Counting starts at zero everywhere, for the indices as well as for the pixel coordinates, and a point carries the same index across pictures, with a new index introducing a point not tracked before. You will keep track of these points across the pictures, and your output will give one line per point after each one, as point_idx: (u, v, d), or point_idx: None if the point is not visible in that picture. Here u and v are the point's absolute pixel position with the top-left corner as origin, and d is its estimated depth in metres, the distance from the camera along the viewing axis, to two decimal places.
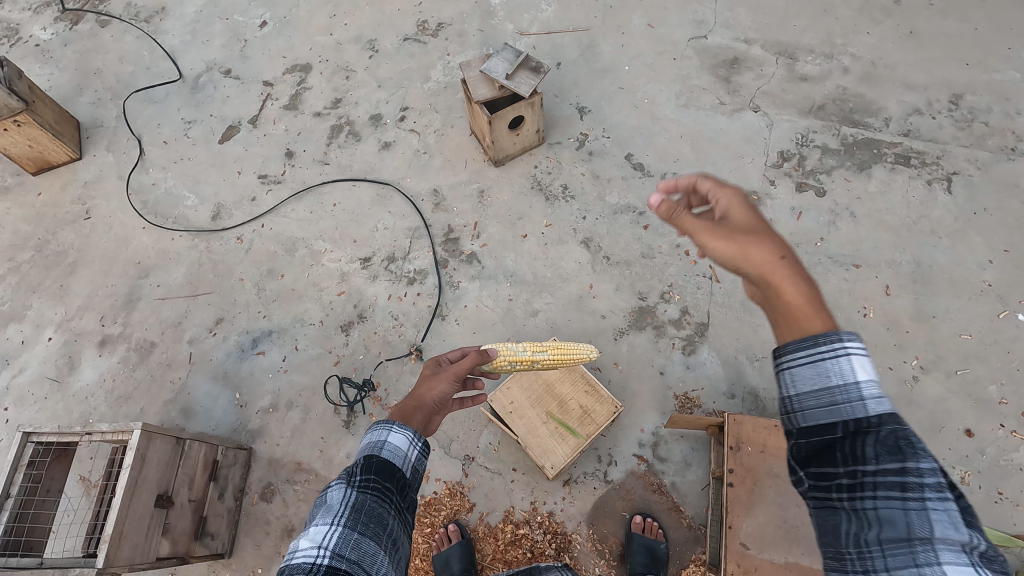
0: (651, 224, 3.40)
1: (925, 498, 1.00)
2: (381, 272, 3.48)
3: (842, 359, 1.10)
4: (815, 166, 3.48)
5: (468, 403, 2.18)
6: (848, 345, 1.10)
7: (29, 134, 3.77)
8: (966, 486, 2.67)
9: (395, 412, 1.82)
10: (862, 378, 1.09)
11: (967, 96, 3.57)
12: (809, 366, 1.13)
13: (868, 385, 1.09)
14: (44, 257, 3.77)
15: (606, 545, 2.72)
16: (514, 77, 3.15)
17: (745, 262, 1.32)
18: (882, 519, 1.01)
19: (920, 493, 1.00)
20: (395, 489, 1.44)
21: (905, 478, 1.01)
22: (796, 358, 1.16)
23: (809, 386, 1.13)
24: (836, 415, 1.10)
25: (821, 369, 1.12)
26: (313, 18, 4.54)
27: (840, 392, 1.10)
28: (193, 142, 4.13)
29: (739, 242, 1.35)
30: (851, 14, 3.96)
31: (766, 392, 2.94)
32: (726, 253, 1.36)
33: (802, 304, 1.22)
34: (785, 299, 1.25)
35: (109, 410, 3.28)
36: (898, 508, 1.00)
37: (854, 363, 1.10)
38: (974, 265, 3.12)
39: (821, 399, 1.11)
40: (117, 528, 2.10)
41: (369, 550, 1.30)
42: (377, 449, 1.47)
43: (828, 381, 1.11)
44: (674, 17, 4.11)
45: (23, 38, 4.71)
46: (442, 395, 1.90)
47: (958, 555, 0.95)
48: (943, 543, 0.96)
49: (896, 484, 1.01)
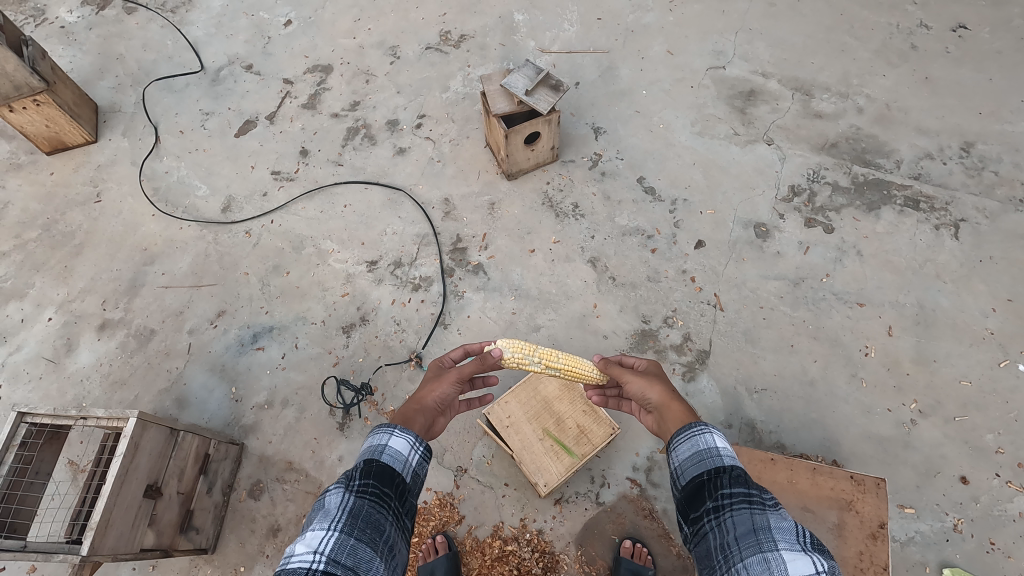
0: (659, 248, 3.42)
1: (767, 509, 1.30)
2: (386, 277, 3.49)
3: (706, 430, 1.52)
4: (825, 203, 3.51)
5: (475, 403, 2.22)
6: (710, 423, 1.54)
7: (47, 114, 3.80)
8: (958, 534, 2.66)
9: (398, 413, 1.82)
10: (721, 443, 1.49)
11: (979, 144, 3.62)
12: (686, 439, 1.54)
13: (726, 447, 1.48)
14: (50, 237, 3.77)
15: (593, 568, 2.70)
16: (534, 93, 3.18)
17: (649, 392, 1.91)
18: (737, 522, 1.28)
19: (764, 504, 1.30)
20: (394, 494, 1.44)
21: (751, 495, 1.32)
22: (679, 437, 1.57)
23: (687, 453, 1.52)
24: (703, 466, 1.46)
25: (694, 439, 1.52)
26: (338, 21, 4.60)
27: (706, 452, 1.48)
28: (209, 133, 4.16)
29: (646, 377, 1.97)
30: (868, 56, 4.02)
31: (764, 424, 2.93)
32: (636, 385, 1.97)
33: (684, 416, 1.73)
34: (674, 415, 1.77)
35: (103, 395, 3.26)
36: (746, 513, 1.29)
37: (714, 434, 1.51)
38: (977, 312, 3.14)
39: (694, 458, 1.49)
40: (104, 516, 2.08)
41: (365, 556, 1.28)
42: (377, 453, 1.50)
43: (698, 445, 1.50)
44: (694, 46, 4.17)
45: (49, 19, 4.76)
46: (443, 398, 1.93)
47: (790, 543, 1.21)
48: (780, 535, 1.23)
49: (745, 498, 1.32)
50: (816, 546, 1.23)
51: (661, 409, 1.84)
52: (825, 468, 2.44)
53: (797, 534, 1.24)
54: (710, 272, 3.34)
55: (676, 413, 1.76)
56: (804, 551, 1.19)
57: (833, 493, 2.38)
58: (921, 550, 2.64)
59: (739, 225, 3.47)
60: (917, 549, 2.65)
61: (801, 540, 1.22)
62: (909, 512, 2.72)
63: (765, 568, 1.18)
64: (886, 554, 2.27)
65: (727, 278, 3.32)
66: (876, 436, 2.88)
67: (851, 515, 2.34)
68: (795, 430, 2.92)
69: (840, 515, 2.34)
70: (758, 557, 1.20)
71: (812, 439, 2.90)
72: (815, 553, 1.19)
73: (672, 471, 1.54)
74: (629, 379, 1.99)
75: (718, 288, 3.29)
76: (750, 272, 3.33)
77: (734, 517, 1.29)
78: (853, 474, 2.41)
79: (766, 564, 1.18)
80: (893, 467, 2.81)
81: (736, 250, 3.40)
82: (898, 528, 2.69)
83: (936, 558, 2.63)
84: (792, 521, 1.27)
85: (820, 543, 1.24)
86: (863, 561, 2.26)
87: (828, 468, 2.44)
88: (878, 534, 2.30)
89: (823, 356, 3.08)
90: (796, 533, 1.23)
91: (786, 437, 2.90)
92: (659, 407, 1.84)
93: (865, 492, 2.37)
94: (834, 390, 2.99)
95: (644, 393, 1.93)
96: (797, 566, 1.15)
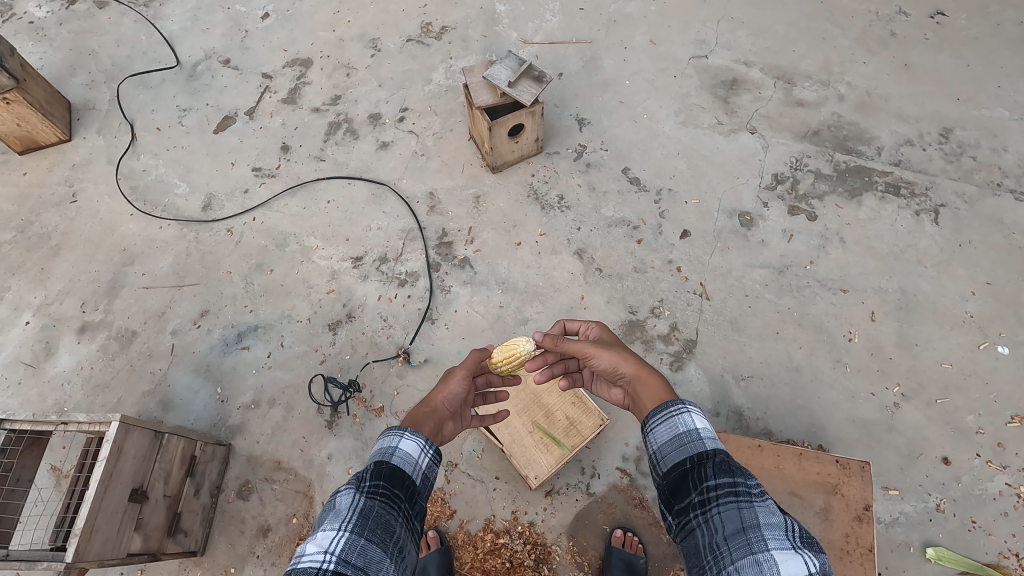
0: (645, 238, 3.43)
1: (754, 502, 1.28)
2: (372, 273, 3.46)
3: (684, 411, 1.53)
4: (808, 190, 3.54)
5: (489, 420, 2.10)
6: (688, 403, 1.55)
7: (18, 112, 3.69)
8: (941, 514, 2.71)
9: (408, 417, 1.77)
10: (700, 425, 1.50)
11: (957, 130, 3.66)
12: (664, 422, 1.55)
13: (706, 429, 1.49)
14: (25, 239, 3.68)
15: (585, 558, 2.70)
16: (517, 84, 3.14)
17: (622, 366, 1.90)
18: (725, 521, 1.26)
19: (750, 497, 1.29)
20: (404, 496, 1.43)
21: (737, 486, 1.31)
22: (656, 420, 1.57)
23: (665, 437, 1.52)
24: (685, 452, 1.45)
25: (673, 422, 1.53)
26: (316, 13, 4.53)
27: (686, 436, 1.48)
28: (187, 130, 4.07)
29: (613, 350, 1.95)
30: (849, 44, 4.05)
31: (751, 411, 2.96)
32: (604, 360, 1.95)
33: (660, 391, 1.72)
34: (649, 387, 1.77)
35: (85, 398, 3.20)
36: (734, 509, 1.27)
37: (693, 415, 1.52)
38: (957, 296, 3.19)
39: (674, 444, 1.49)
40: (88, 521, 2.04)
41: (375, 556, 1.26)
42: (388, 455, 1.48)
43: (677, 428, 1.51)
44: (677, 36, 4.16)
45: (17, 14, 4.62)
46: (453, 398, 1.91)
47: (780, 542, 1.19)
48: (770, 533, 1.22)
49: (731, 490, 1.31)
50: (804, 540, 1.22)
51: (635, 381, 1.84)
52: (811, 453, 2.47)
53: (786, 531, 1.23)
54: (696, 262, 3.35)
55: (652, 387, 1.75)
56: (795, 550, 1.18)
57: (820, 477, 2.41)
58: (906, 530, 2.69)
59: (725, 214, 3.49)
60: (901, 530, 2.70)
61: (790, 536, 1.22)
62: (894, 494, 2.76)
63: (756, 571, 1.15)
64: (871, 536, 2.31)
65: (713, 267, 3.33)
66: (861, 420, 2.93)
67: (836, 499, 2.37)
68: (781, 416, 2.95)
69: (826, 499, 2.38)
70: (749, 559, 1.18)
71: (798, 424, 2.93)
72: (805, 550, 1.19)
73: (651, 455, 1.55)
74: (597, 354, 1.96)
75: (704, 277, 3.31)
76: (735, 261, 3.35)
77: (722, 514, 1.27)
78: (839, 459, 2.44)
79: (758, 567, 1.16)
80: (877, 450, 2.85)
81: (721, 239, 3.41)
82: (883, 510, 2.74)
83: (920, 538, 2.67)
84: (780, 516, 1.27)
85: (808, 536, 1.23)
86: (850, 544, 2.30)
87: (814, 453, 2.47)
88: (864, 517, 2.34)
89: (808, 342, 3.11)
90: (785, 530, 1.22)
91: (773, 424, 2.93)
92: (632, 381, 1.85)
93: (851, 476, 2.41)
94: (819, 375, 3.03)
95: (615, 367, 1.92)
96: (789, 568, 1.13)
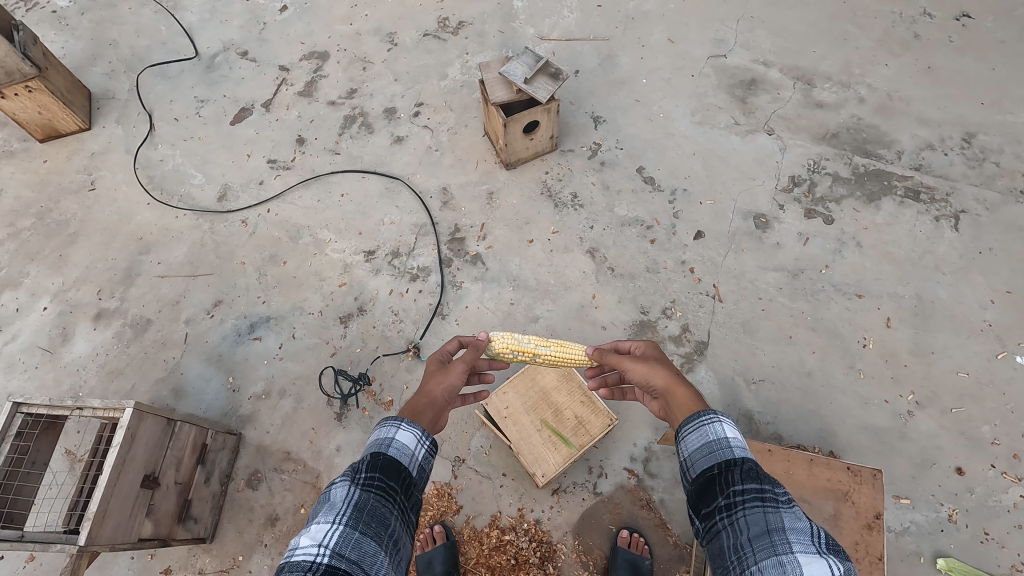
0: (658, 238, 3.41)
1: (781, 507, 1.27)
2: (384, 267, 3.47)
3: (715, 420, 1.50)
4: (825, 194, 3.49)
5: (470, 399, 2.14)
6: (719, 413, 1.51)
7: (39, 101, 3.74)
8: (954, 525, 2.68)
9: (407, 407, 1.76)
10: (730, 434, 1.47)
11: (980, 135, 3.59)
12: (695, 430, 1.52)
13: (737, 438, 1.46)
14: (44, 226, 3.73)
15: (590, 557, 2.70)
16: (533, 81, 3.13)
17: (653, 377, 1.85)
18: (750, 523, 1.25)
19: (776, 502, 1.28)
20: (400, 488, 1.43)
21: (764, 491, 1.30)
22: (687, 427, 1.55)
23: (696, 444, 1.49)
24: (714, 458, 1.43)
25: (703, 429, 1.50)
26: (334, 6, 4.54)
27: (716, 444, 1.46)
28: (204, 121, 4.11)
29: (646, 362, 1.91)
30: (871, 45, 3.98)
31: (761, 415, 2.94)
32: (638, 371, 1.91)
33: (689, 402, 1.69)
34: (679, 401, 1.73)
35: (99, 384, 3.24)
36: (760, 512, 1.26)
37: (725, 424, 1.49)
38: (975, 304, 3.13)
39: (703, 450, 1.47)
40: (101, 505, 2.07)
41: (369, 550, 1.27)
42: (384, 447, 1.48)
43: (707, 436, 1.48)
44: (695, 34, 4.11)
45: (40, 3, 4.68)
46: (451, 391, 1.89)
47: (805, 546, 1.19)
48: (795, 538, 1.21)
49: (758, 495, 1.30)
50: (831, 547, 1.21)
51: (666, 395, 1.79)
52: (822, 459, 2.45)
53: (811, 536, 1.22)
54: (709, 263, 3.32)
55: (681, 399, 1.72)
56: (820, 554, 1.17)
57: (830, 484, 2.39)
58: (916, 540, 2.66)
59: (739, 216, 3.46)
60: (911, 539, 2.67)
61: (815, 542, 1.20)
62: (905, 503, 2.73)
63: (780, 572, 1.15)
64: (881, 544, 2.28)
65: (726, 268, 3.31)
66: (873, 427, 2.89)
67: (847, 506, 2.35)
68: (792, 421, 2.92)
69: (836, 506, 2.35)
70: (772, 560, 1.18)
71: (809, 430, 2.90)
72: (830, 555, 1.18)
73: (682, 461, 1.52)
74: (630, 366, 1.94)
75: (717, 278, 3.28)
76: (749, 263, 3.32)
77: (748, 517, 1.27)
78: (849, 466, 2.42)
79: (782, 568, 1.16)
80: (889, 458, 2.82)
81: (736, 241, 3.38)
82: (894, 518, 2.71)
83: (931, 548, 2.64)
84: (806, 521, 1.25)
85: (834, 543, 1.22)
86: (859, 551, 2.28)
87: (824, 459, 2.45)
88: (874, 525, 2.31)
89: (821, 347, 3.08)
90: (810, 535, 1.21)
91: (783, 428, 2.91)
92: (663, 393, 1.80)
93: (861, 483, 2.39)
94: (832, 381, 3.00)
95: (647, 379, 1.87)
96: (813, 570, 1.12)
